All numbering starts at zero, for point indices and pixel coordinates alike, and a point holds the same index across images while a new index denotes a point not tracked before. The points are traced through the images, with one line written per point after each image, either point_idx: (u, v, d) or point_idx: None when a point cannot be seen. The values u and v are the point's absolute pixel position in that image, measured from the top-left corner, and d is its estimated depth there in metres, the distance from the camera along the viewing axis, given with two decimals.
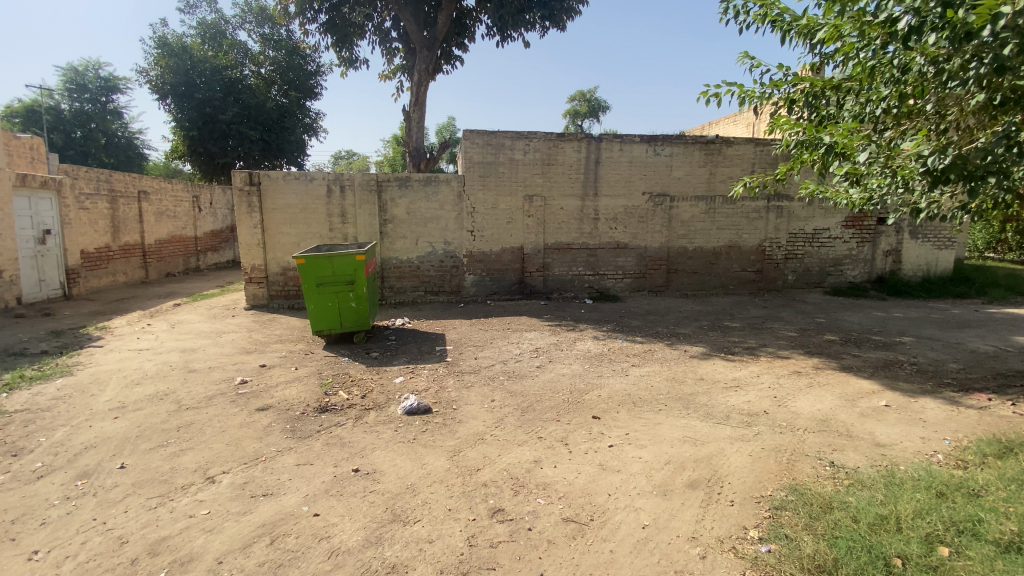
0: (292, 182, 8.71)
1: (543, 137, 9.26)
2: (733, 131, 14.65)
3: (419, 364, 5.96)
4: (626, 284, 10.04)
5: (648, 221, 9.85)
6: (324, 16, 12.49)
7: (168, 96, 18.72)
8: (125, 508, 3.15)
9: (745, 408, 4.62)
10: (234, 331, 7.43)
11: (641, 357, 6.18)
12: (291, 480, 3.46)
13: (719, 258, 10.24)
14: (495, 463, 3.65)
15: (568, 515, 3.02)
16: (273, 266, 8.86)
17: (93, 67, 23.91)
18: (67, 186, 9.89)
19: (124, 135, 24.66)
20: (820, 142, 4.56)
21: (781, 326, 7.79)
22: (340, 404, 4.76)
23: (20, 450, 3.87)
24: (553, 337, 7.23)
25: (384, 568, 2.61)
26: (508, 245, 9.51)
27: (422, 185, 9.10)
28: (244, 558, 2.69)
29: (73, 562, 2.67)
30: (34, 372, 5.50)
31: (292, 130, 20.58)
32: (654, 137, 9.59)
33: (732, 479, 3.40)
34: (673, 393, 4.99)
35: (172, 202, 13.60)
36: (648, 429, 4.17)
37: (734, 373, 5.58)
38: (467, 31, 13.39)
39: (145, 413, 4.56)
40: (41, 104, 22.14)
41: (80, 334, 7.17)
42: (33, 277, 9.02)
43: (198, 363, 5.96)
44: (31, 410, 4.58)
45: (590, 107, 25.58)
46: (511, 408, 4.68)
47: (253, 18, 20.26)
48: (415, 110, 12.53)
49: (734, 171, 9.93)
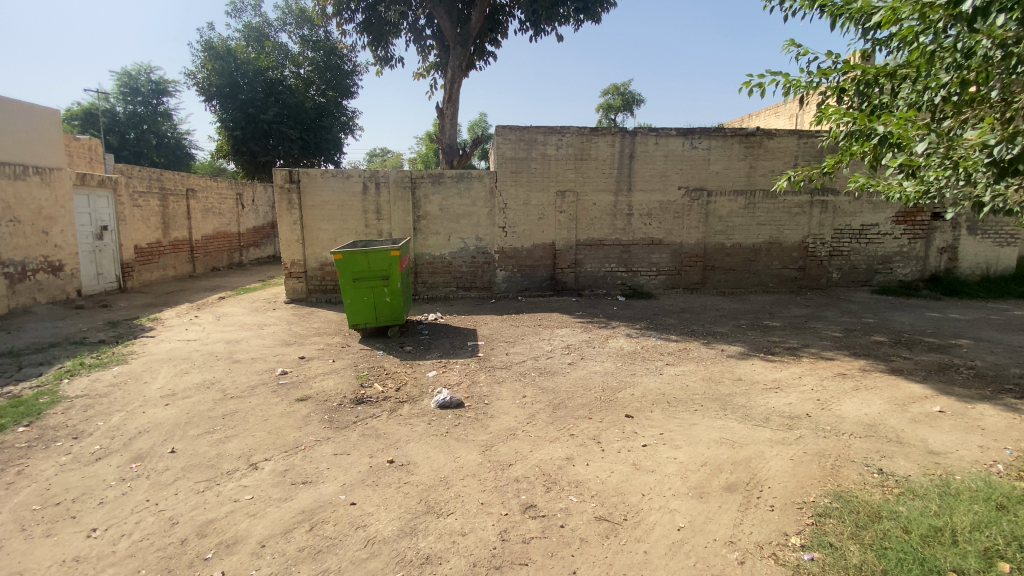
0: (330, 179, 8.91)
1: (577, 132, 9.15)
2: (775, 124, 14.14)
3: (452, 358, 6.02)
4: (660, 281, 9.82)
5: (684, 216, 9.62)
6: (361, 16, 12.70)
7: (214, 97, 19.47)
8: (175, 491, 3.31)
9: (785, 411, 4.46)
10: (274, 324, 7.68)
11: (676, 356, 6.04)
12: (328, 469, 3.55)
13: (759, 255, 9.90)
14: (527, 459, 3.65)
15: (601, 514, 2.99)
16: (312, 261, 9.12)
17: (144, 71, 25.13)
18: (121, 185, 10.42)
19: (172, 136, 25.88)
20: (872, 132, 4.23)
21: (825, 326, 7.46)
22: (375, 396, 4.86)
23: (80, 433, 4.13)
24: (585, 334, 7.14)
25: (418, 559, 2.65)
26: (539, 242, 9.47)
27: (455, 181, 9.17)
28: (285, 543, 2.79)
29: (128, 541, 2.83)
30: (93, 360, 5.86)
31: (330, 129, 21.13)
32: (691, 130, 9.36)
33: (772, 484, 3.29)
34: (710, 394, 4.85)
35: (217, 200, 14.18)
36: (684, 430, 4.07)
37: (774, 374, 5.38)
38: (500, 26, 13.36)
39: (193, 400, 4.78)
40: (97, 107, 23.38)
41: (133, 325, 7.56)
42: (91, 270, 9.59)
43: (242, 354, 6.20)
44: (90, 395, 4.88)
45: (624, 101, 25.20)
46: (542, 404, 4.66)
47: (293, 20, 20.82)
48: (448, 107, 12.55)
49: (776, 164, 9.59)
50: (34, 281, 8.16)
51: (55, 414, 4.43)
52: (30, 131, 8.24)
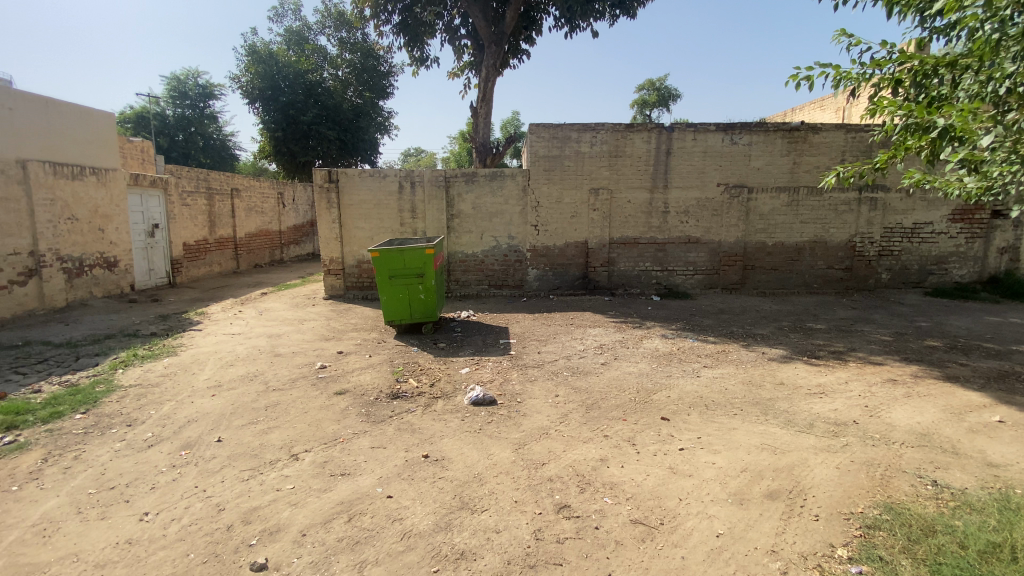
0: (367, 179, 9.10)
1: (611, 128, 9.02)
2: (820, 118, 13.60)
3: (484, 356, 6.05)
4: (697, 280, 9.59)
5: (723, 214, 9.36)
6: (397, 17, 12.89)
7: (256, 100, 20.16)
8: (222, 479, 3.45)
9: (830, 417, 4.27)
10: (313, 319, 7.91)
11: (714, 358, 5.88)
12: (366, 461, 3.63)
13: (802, 254, 9.54)
14: (560, 458, 3.63)
15: (637, 517, 2.94)
16: (349, 259, 9.32)
17: (193, 76, 26.27)
18: (171, 185, 10.93)
19: (218, 138, 27.00)
20: (931, 125, 3.98)
21: (873, 329, 7.12)
22: (410, 391, 4.94)
23: (133, 421, 4.35)
24: (618, 334, 7.05)
25: (453, 553, 2.67)
26: (572, 240, 9.39)
27: (488, 180, 9.21)
28: (325, 533, 2.86)
29: (177, 525, 2.97)
30: (145, 351, 6.18)
31: (366, 129, 21.64)
32: (731, 125, 9.10)
33: (817, 492, 3.16)
34: (750, 398, 4.70)
35: (260, 199, 14.70)
36: (722, 434, 3.96)
37: (818, 379, 5.17)
38: (534, 24, 13.33)
39: (238, 392, 4.98)
40: (149, 110, 24.61)
41: (182, 319, 7.93)
42: (142, 266, 10.13)
43: (283, 348, 6.41)
44: (143, 385, 5.15)
45: (659, 96, 24.71)
46: (575, 404, 4.62)
47: (332, 23, 21.34)
48: (482, 106, 12.60)
49: (821, 159, 9.22)
50: (91, 276, 8.66)
51: (110, 403, 4.69)
52: (87, 134, 8.71)
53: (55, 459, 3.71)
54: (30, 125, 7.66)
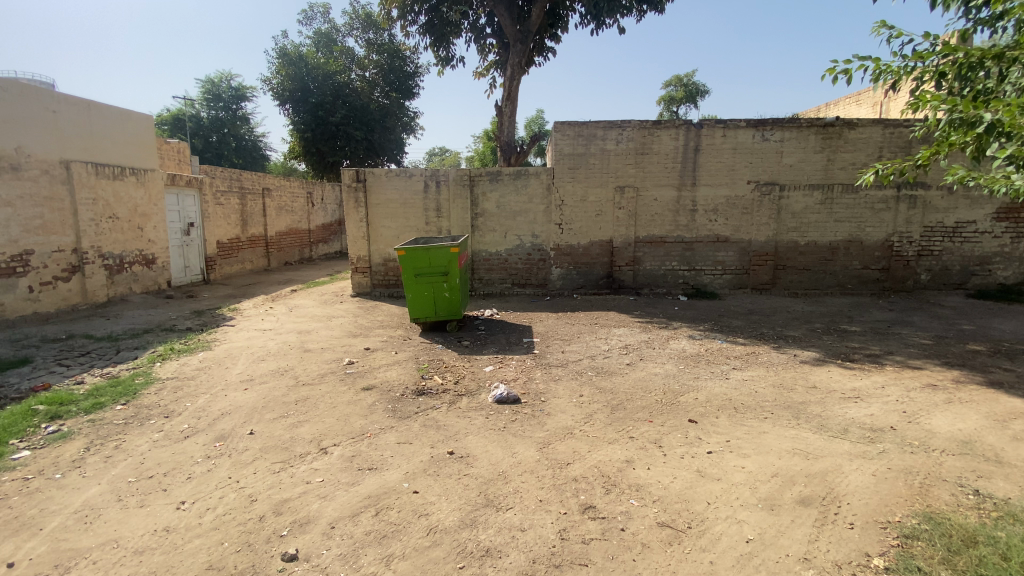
0: (393, 178, 9.23)
1: (638, 125, 8.91)
2: (856, 113, 13.15)
3: (508, 355, 6.06)
4: (725, 280, 9.39)
5: (753, 212, 9.14)
6: (424, 18, 13.02)
7: (287, 102, 20.63)
8: (254, 470, 3.56)
9: (866, 422, 4.13)
10: (341, 316, 8.06)
11: (743, 360, 5.76)
12: (392, 457, 3.68)
13: (836, 254, 9.25)
14: (585, 459, 3.61)
15: (663, 520, 2.90)
16: (376, 257, 9.47)
17: (226, 79, 27.06)
18: (206, 184, 11.28)
19: (250, 138, 27.76)
20: (978, 119, 3.77)
21: (911, 332, 6.85)
22: (435, 388, 4.98)
23: (170, 413, 4.52)
24: (644, 334, 6.97)
25: (478, 550, 2.69)
26: (596, 239, 9.32)
27: (512, 178, 9.22)
28: (353, 526, 2.91)
29: (212, 514, 3.07)
30: (181, 345, 6.41)
31: (392, 129, 22.07)
32: (762, 121, 8.88)
33: (852, 500, 3.06)
34: (780, 401, 4.59)
35: (290, 198, 15.06)
36: (752, 438, 3.87)
37: (853, 383, 5.00)
38: (560, 21, 13.27)
39: (269, 386, 5.12)
40: (185, 113, 25.49)
41: (216, 314, 8.19)
42: (179, 263, 10.50)
43: (312, 344, 6.55)
44: (179, 378, 5.34)
45: (687, 92, 24.27)
46: (599, 405, 4.59)
47: (360, 24, 21.66)
48: (507, 105, 12.61)
49: (858, 156, 8.92)
50: (130, 272, 9.02)
51: (149, 395, 4.87)
52: (125, 135, 9.05)
53: (97, 448, 3.88)
54: (74, 128, 8.00)
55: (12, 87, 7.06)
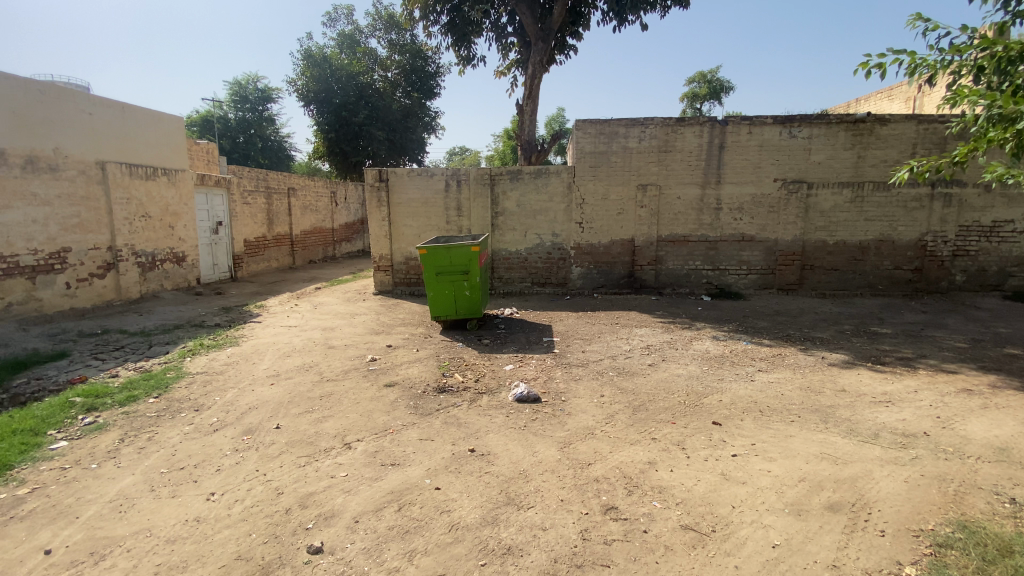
0: (415, 177, 9.31)
1: (661, 123, 8.80)
2: (888, 109, 12.75)
3: (528, 354, 6.06)
4: (750, 280, 9.21)
5: (779, 211, 8.95)
6: (445, 17, 13.08)
7: (311, 103, 20.99)
8: (281, 464, 3.64)
9: (898, 427, 4.00)
10: (364, 313, 8.17)
11: (769, 362, 5.64)
12: (414, 453, 3.72)
13: (867, 254, 8.98)
14: (607, 459, 3.58)
15: (687, 523, 2.87)
16: (398, 255, 9.57)
17: (253, 81, 27.67)
18: (234, 184, 11.57)
19: (275, 139, 28.34)
20: (1019, 114, 3.58)
21: (946, 335, 6.62)
22: (456, 386, 5.02)
23: (200, 406, 4.66)
24: (666, 334, 6.89)
25: (500, 548, 2.70)
26: (617, 237, 9.24)
27: (533, 177, 9.20)
28: (376, 520, 2.96)
29: (240, 506, 3.15)
30: (211, 341, 6.59)
31: (414, 129, 22.27)
32: (790, 117, 8.67)
33: (883, 507, 2.97)
34: (808, 404, 4.48)
35: (314, 198, 15.33)
36: (778, 441, 3.80)
37: (884, 387, 4.86)
38: (581, 19, 13.17)
39: (294, 381, 5.23)
40: (214, 114, 26.16)
41: (243, 311, 8.39)
42: (207, 261, 10.79)
43: (336, 341, 6.67)
44: (209, 372, 5.50)
45: (710, 89, 23.86)
46: (621, 405, 4.55)
47: (382, 25, 21.85)
48: (528, 103, 12.58)
49: (890, 153, 8.66)
50: (162, 270, 9.31)
51: (179, 388, 5.02)
52: (157, 136, 9.32)
53: (131, 440, 4.01)
54: (109, 130, 8.28)
55: (50, 90, 7.34)
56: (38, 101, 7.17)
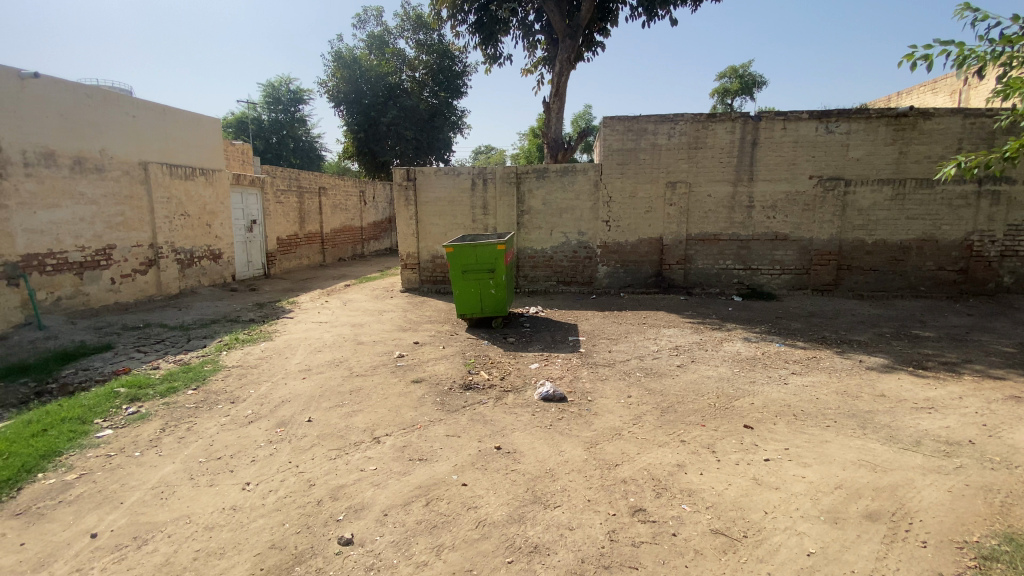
0: (442, 176, 9.39)
1: (691, 119, 8.63)
2: (931, 102, 12.21)
3: (553, 352, 6.05)
4: (784, 281, 8.96)
5: (815, 209, 8.67)
6: (473, 17, 13.13)
7: (341, 104, 21.40)
8: (312, 456, 3.73)
9: (941, 435, 3.83)
10: (392, 310, 8.30)
11: (803, 365, 5.48)
12: (442, 448, 3.76)
13: (908, 254, 8.63)
14: (634, 461, 3.55)
15: (717, 527, 2.81)
16: (424, 253, 9.68)
17: (286, 83, 28.38)
18: (267, 184, 11.90)
19: (307, 139, 29.01)
20: None
21: (993, 339, 6.30)
22: (481, 383, 5.05)
23: (236, 398, 4.82)
24: (695, 335, 6.77)
25: (526, 546, 2.71)
26: (645, 236, 9.12)
27: (559, 175, 9.17)
28: (405, 514, 3.00)
29: (274, 496, 3.25)
30: (245, 335, 6.80)
31: (440, 129, 22.51)
32: (827, 112, 8.39)
33: (925, 517, 2.85)
34: (844, 409, 4.34)
35: (343, 197, 15.64)
36: (813, 446, 3.69)
37: (926, 393, 4.66)
38: (610, 15, 13.03)
39: (325, 376, 5.35)
40: (249, 116, 26.95)
41: (276, 307, 8.63)
42: (242, 258, 11.14)
43: (364, 337, 6.79)
44: (244, 366, 5.68)
45: (743, 84, 23.27)
46: (649, 406, 4.50)
47: (411, 25, 22.05)
48: (555, 101, 12.53)
49: (933, 148, 8.31)
50: (199, 266, 9.65)
51: (216, 381, 5.21)
52: (196, 138, 9.67)
53: (171, 430, 4.18)
54: (151, 132, 8.63)
55: (96, 93, 7.70)
56: (85, 105, 7.51)
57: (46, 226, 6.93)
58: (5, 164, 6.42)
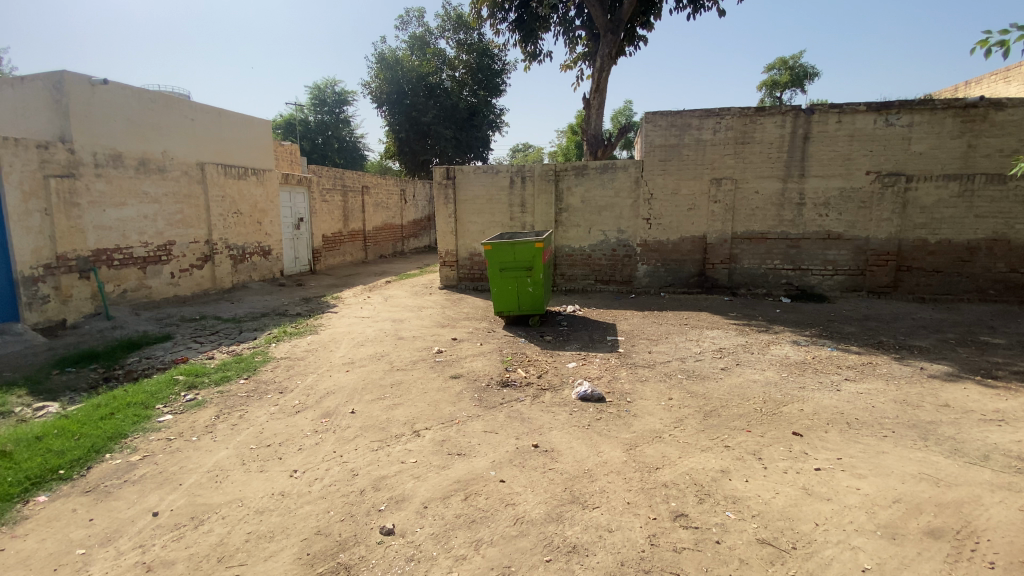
0: (481, 174, 9.46)
1: (738, 113, 8.35)
2: (1004, 92, 11.33)
3: (592, 352, 5.99)
4: (836, 282, 8.54)
5: (871, 206, 8.22)
6: (514, 15, 13.13)
7: (383, 104, 21.90)
8: (356, 447, 3.84)
9: (1013, 449, 3.56)
10: (431, 307, 8.43)
11: (858, 371, 5.20)
12: (480, 444, 3.80)
13: (975, 254, 8.05)
14: (675, 465, 3.47)
15: (764, 537, 2.72)
16: (463, 251, 9.78)
17: (331, 85, 29.26)
18: (313, 182, 12.32)
19: (350, 139, 29.85)
20: None
21: None
22: (519, 380, 5.07)
23: (284, 389, 5.02)
24: (740, 337, 6.55)
25: (565, 546, 2.70)
26: (687, 234, 8.89)
27: (599, 173, 9.06)
28: (444, 508, 3.05)
29: (320, 484, 3.37)
30: (292, 328, 7.08)
31: (479, 128, 22.71)
32: (887, 104, 7.93)
33: (993, 536, 2.66)
34: (903, 419, 4.10)
35: (385, 195, 15.99)
36: (869, 457, 3.50)
37: (996, 404, 4.34)
38: (653, 8, 12.76)
39: (367, 369, 5.51)
40: (296, 117, 27.96)
41: (321, 302, 8.93)
42: (290, 255, 11.59)
43: (405, 332, 6.93)
44: (291, 358, 5.92)
45: (793, 76, 22.29)
46: (691, 409, 4.39)
47: (451, 25, 22.29)
48: (595, 97, 12.37)
49: (1007, 141, 7.71)
50: (250, 262, 10.11)
51: (266, 371, 5.45)
52: (248, 140, 10.13)
53: (225, 417, 4.41)
54: (207, 135, 9.10)
55: (158, 98, 8.20)
56: (149, 110, 8.00)
57: (114, 223, 7.43)
58: (78, 165, 6.90)
